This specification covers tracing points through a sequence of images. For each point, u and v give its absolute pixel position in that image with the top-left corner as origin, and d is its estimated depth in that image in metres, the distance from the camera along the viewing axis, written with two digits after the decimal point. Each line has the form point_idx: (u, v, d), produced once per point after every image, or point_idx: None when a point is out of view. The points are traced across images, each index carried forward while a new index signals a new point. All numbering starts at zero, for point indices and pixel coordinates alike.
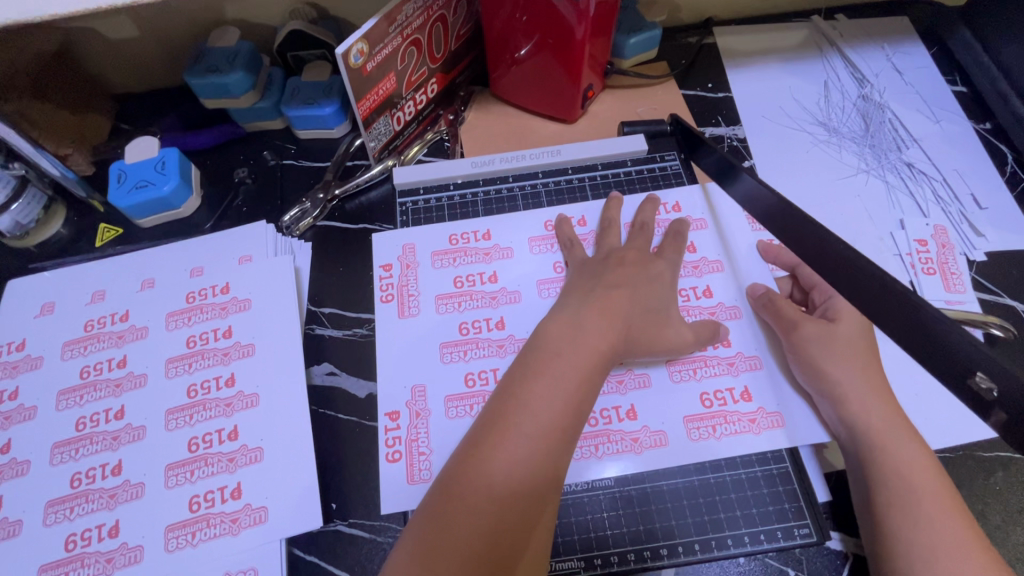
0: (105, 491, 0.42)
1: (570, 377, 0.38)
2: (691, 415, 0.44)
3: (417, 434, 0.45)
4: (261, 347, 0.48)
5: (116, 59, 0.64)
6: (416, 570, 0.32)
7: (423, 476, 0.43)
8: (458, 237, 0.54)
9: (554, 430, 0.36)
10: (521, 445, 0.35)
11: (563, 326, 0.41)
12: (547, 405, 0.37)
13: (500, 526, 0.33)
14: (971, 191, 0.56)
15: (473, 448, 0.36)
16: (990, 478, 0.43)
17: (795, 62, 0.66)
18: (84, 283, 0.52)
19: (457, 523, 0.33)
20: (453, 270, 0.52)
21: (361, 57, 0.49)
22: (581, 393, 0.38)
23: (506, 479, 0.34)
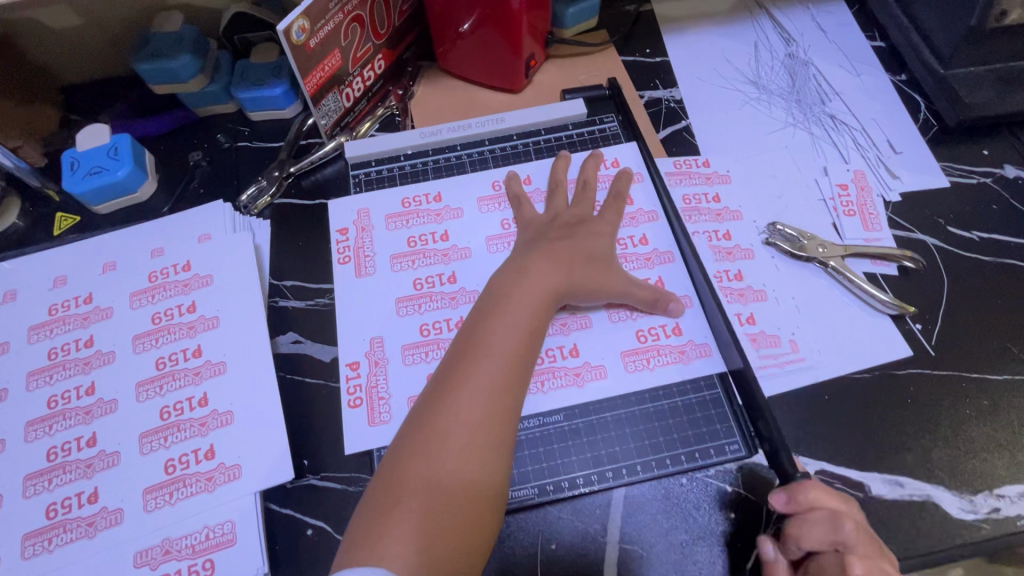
0: (82, 462, 0.44)
1: (502, 362, 0.40)
2: (627, 350, 0.48)
3: (377, 381, 0.48)
4: (225, 319, 0.50)
5: (58, 49, 0.64)
6: (402, 490, 0.35)
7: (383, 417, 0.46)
8: (411, 203, 0.56)
9: (489, 413, 0.38)
10: (484, 373, 0.39)
11: (494, 312, 0.43)
12: (496, 355, 0.40)
13: (454, 495, 0.35)
14: (888, 137, 0.61)
15: (430, 407, 0.39)
16: (902, 394, 0.48)
17: (727, 25, 0.70)
18: (44, 270, 0.53)
19: (413, 487, 0.35)
20: (406, 232, 0.55)
21: (303, 33, 0.50)
22: (515, 375, 0.40)
23: (444, 472, 0.36)
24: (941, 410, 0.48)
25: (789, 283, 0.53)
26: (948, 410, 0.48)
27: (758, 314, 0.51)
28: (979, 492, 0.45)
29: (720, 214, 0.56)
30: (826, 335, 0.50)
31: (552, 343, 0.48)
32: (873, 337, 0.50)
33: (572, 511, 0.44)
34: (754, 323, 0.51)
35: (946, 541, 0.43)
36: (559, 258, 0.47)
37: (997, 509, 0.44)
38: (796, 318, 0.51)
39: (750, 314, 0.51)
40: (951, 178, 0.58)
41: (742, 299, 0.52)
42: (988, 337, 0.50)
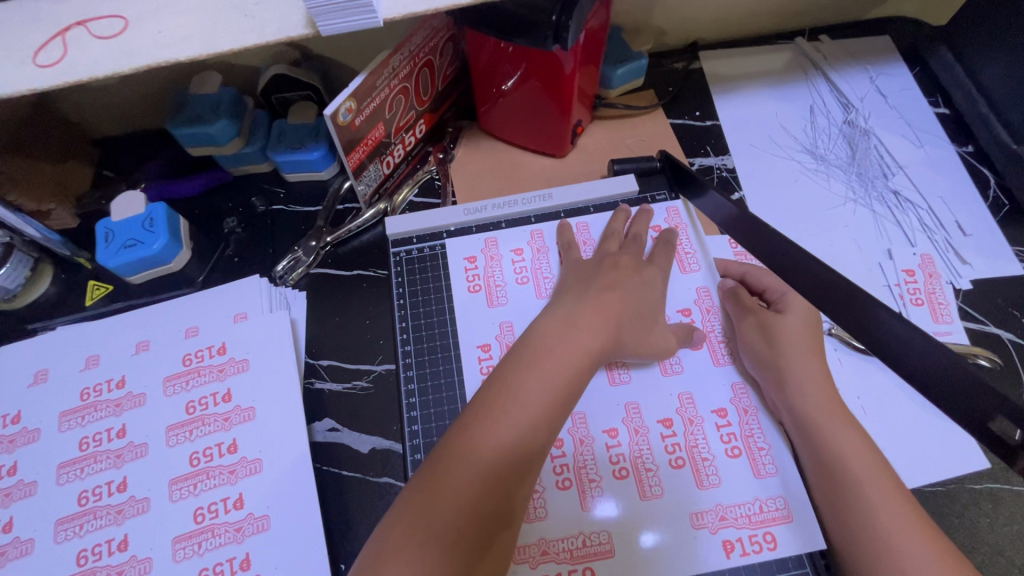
0: (114, 568, 0.42)
1: (523, 427, 0.38)
2: (682, 267, 0.54)
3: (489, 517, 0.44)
4: (261, 411, 0.48)
5: (94, 105, 0.62)
6: (419, 499, 0.35)
7: (712, 480, 0.44)
8: (471, 257, 0.55)
9: (506, 463, 0.37)
10: (529, 395, 0.39)
11: (538, 358, 0.41)
12: (543, 381, 0.39)
13: (473, 522, 0.35)
14: (955, 217, 0.58)
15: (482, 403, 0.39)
16: (973, 511, 0.46)
17: (781, 87, 0.67)
18: (75, 348, 0.51)
19: (436, 499, 0.35)
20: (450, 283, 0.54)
21: (350, 114, 0.48)
22: (545, 419, 0.39)
23: (452, 509, 0.35)
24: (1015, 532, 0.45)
25: (854, 382, 0.50)
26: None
27: None
28: None
29: None
30: (898, 444, 0.47)
31: (602, 435, 0.46)
32: (945, 448, 0.47)
33: None
34: None
35: None
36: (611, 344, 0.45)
37: None
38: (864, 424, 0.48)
39: None
40: None
41: None
42: None
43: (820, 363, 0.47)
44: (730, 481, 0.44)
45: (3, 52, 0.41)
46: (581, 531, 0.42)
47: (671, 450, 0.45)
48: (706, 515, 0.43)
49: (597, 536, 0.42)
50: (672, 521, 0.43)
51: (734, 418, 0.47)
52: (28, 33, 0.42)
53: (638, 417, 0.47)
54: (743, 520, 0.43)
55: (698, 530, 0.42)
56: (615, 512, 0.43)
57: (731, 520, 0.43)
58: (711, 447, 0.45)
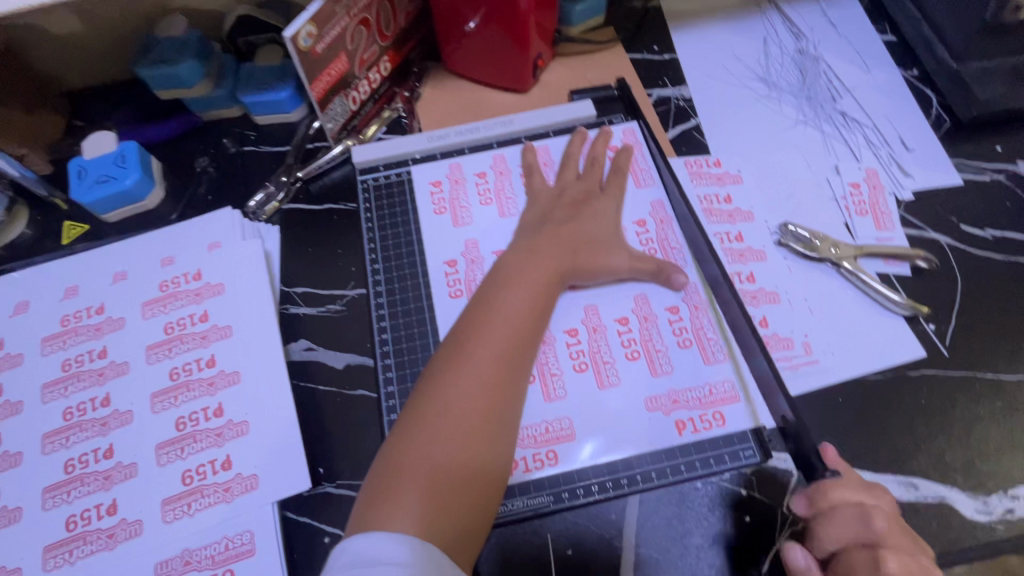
0: (100, 474, 0.44)
1: (511, 334, 0.42)
2: (636, 183, 0.57)
3: (526, 454, 0.45)
4: (237, 329, 0.50)
5: (64, 54, 0.63)
6: (426, 409, 0.38)
7: (666, 368, 0.48)
8: (436, 183, 0.57)
9: (501, 365, 0.40)
10: (512, 306, 0.43)
11: (513, 279, 0.45)
12: (521, 296, 0.44)
13: (478, 420, 0.38)
14: (899, 133, 0.60)
15: (471, 321, 0.43)
16: (918, 395, 0.48)
17: (737, 20, 0.69)
18: (55, 279, 0.53)
19: (443, 405, 0.38)
20: (418, 208, 0.57)
21: (310, 39, 0.50)
22: (527, 326, 0.43)
23: (458, 412, 0.38)
24: (952, 413, 0.47)
25: (802, 283, 0.52)
26: (963, 412, 0.47)
27: (771, 316, 0.51)
28: (993, 494, 0.45)
29: (732, 215, 0.56)
30: (840, 335, 0.50)
31: (563, 334, 0.49)
32: (881, 338, 0.50)
33: (589, 517, 0.44)
34: (767, 325, 0.50)
35: (962, 541, 0.43)
36: (563, 243, 0.49)
37: (1010, 511, 0.44)
38: (810, 321, 0.51)
39: (763, 316, 0.51)
40: (964, 175, 0.58)
41: (757, 302, 0.51)
42: (1001, 340, 0.50)
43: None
44: (682, 368, 0.48)
45: None
46: (544, 418, 0.46)
47: (627, 344, 0.49)
48: (660, 399, 0.47)
49: (558, 423, 0.46)
50: (627, 409, 0.46)
51: (686, 314, 0.50)
52: None
53: (596, 317, 0.50)
54: (693, 403, 0.47)
55: (652, 412, 0.46)
56: (577, 401, 0.47)
57: (683, 402, 0.47)
58: (665, 342, 0.49)
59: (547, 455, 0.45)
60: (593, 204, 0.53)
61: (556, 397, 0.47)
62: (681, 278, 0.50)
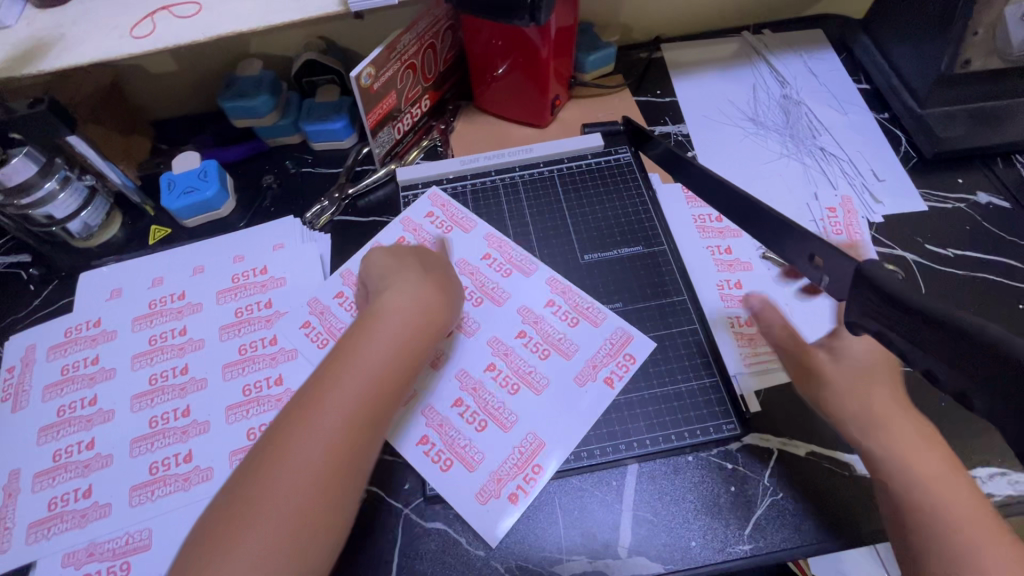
0: (179, 428, 0.52)
1: (381, 366, 0.43)
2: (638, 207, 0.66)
3: (456, 437, 0.52)
4: (296, 315, 0.59)
5: (158, 89, 0.76)
6: (290, 441, 0.38)
7: (570, 349, 0.56)
8: (316, 299, 0.59)
9: (371, 397, 0.41)
10: (380, 342, 0.44)
11: (379, 313, 0.46)
12: (386, 329, 0.44)
13: (340, 456, 0.39)
14: (872, 167, 0.69)
15: (347, 348, 0.43)
16: None
17: (729, 70, 0.79)
18: (145, 271, 0.62)
19: (305, 439, 0.38)
20: (328, 298, 0.59)
21: (369, 78, 0.61)
22: (398, 358, 0.44)
23: (323, 442, 0.38)
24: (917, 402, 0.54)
25: (784, 291, 0.60)
26: (927, 403, 0.54)
27: None
28: None
29: (723, 231, 0.64)
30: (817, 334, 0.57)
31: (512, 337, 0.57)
32: None
33: (594, 480, 0.51)
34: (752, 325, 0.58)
35: None
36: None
37: None
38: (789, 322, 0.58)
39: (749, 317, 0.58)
40: (929, 203, 0.66)
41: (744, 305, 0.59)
42: None
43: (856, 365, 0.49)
44: (670, 356, 0.56)
45: (109, 27, 0.55)
46: (558, 398, 0.53)
47: (563, 319, 0.58)
48: (583, 372, 0.55)
49: (528, 440, 0.51)
50: (582, 365, 0.55)
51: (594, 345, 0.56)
52: (125, 14, 0.56)
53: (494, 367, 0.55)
54: (681, 381, 0.55)
55: (581, 385, 0.54)
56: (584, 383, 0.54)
57: (599, 365, 0.55)
58: (603, 363, 0.55)
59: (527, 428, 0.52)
60: None
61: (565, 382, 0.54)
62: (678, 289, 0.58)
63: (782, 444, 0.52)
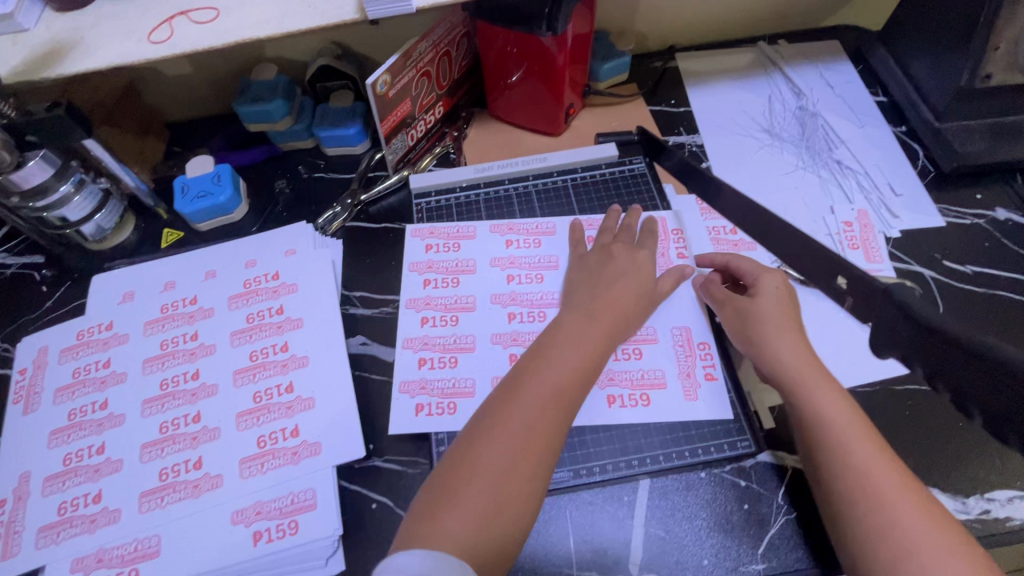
0: (189, 434, 0.52)
1: (572, 372, 0.47)
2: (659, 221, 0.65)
3: (627, 375, 0.54)
4: (308, 321, 0.58)
5: (172, 92, 0.76)
6: (486, 435, 0.43)
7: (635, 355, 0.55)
8: (411, 337, 0.58)
9: (563, 399, 0.45)
10: (566, 354, 0.48)
11: (567, 328, 0.50)
12: (573, 344, 0.48)
13: (532, 449, 0.42)
14: (889, 181, 0.68)
15: (533, 357, 0.48)
16: (902, 405, 0.54)
17: (745, 80, 0.79)
18: (157, 275, 0.62)
19: (498, 435, 0.43)
20: (419, 332, 0.58)
21: (385, 86, 0.61)
22: (589, 365, 0.47)
23: (516, 437, 0.42)
24: (934, 422, 0.53)
25: (798, 306, 0.59)
26: (943, 422, 0.53)
27: None
28: (972, 496, 0.50)
29: (737, 244, 0.64)
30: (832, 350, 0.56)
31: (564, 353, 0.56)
32: (869, 357, 0.56)
33: (604, 495, 0.51)
34: None
35: None
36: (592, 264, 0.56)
37: (988, 511, 0.49)
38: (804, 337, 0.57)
39: None
40: (947, 219, 0.65)
41: None
42: None
43: (796, 333, 0.51)
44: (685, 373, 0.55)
45: (127, 32, 0.55)
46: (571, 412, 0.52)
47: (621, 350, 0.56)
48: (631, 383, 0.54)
49: (652, 372, 0.55)
50: (623, 370, 0.55)
51: (672, 359, 0.55)
52: (143, 20, 0.56)
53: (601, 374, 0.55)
54: (694, 397, 0.54)
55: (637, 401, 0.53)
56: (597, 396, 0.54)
57: (616, 380, 0.54)
58: (694, 369, 0.55)
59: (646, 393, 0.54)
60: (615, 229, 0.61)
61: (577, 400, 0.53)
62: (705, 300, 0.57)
63: (794, 462, 0.51)
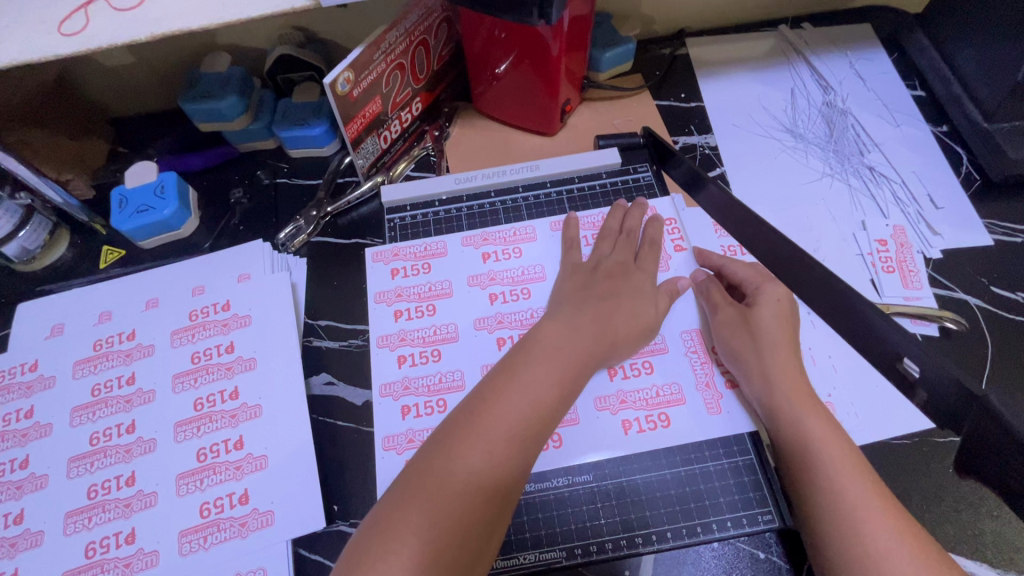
0: (121, 501, 0.45)
1: (536, 406, 0.40)
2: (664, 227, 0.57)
3: (638, 400, 0.48)
4: (262, 361, 0.51)
5: (112, 85, 0.66)
6: (426, 479, 0.37)
7: (645, 367, 0.49)
8: (388, 383, 0.50)
9: (524, 438, 0.39)
10: (531, 382, 0.41)
11: (535, 348, 0.44)
12: (544, 369, 0.42)
13: (480, 499, 0.36)
14: (928, 190, 0.60)
15: (497, 381, 0.42)
16: (944, 462, 0.47)
17: (765, 71, 0.70)
18: (90, 304, 0.54)
19: (441, 481, 0.36)
20: (398, 374, 0.50)
21: (348, 84, 0.52)
22: (557, 397, 0.41)
23: (463, 483, 0.36)
24: None
25: (828, 342, 0.52)
26: None
27: None
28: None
29: None
30: (864, 395, 0.49)
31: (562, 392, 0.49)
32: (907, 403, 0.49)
33: (603, 574, 0.43)
34: None
35: None
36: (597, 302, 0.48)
37: None
38: (834, 380, 0.50)
39: None
40: (994, 236, 0.57)
41: None
42: None
43: (792, 355, 0.46)
44: (698, 422, 0.47)
45: (32, 21, 0.45)
46: (565, 472, 0.46)
47: (633, 366, 0.50)
48: (644, 394, 0.48)
49: (667, 388, 0.49)
50: (636, 390, 0.48)
51: (688, 369, 0.50)
52: (53, 6, 0.46)
53: (611, 397, 0.48)
54: (708, 460, 0.46)
55: (656, 417, 0.47)
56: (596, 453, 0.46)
57: (630, 403, 0.48)
58: (713, 378, 0.49)
59: (662, 415, 0.47)
60: (617, 254, 0.53)
61: (570, 458, 0.46)
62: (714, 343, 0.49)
63: None
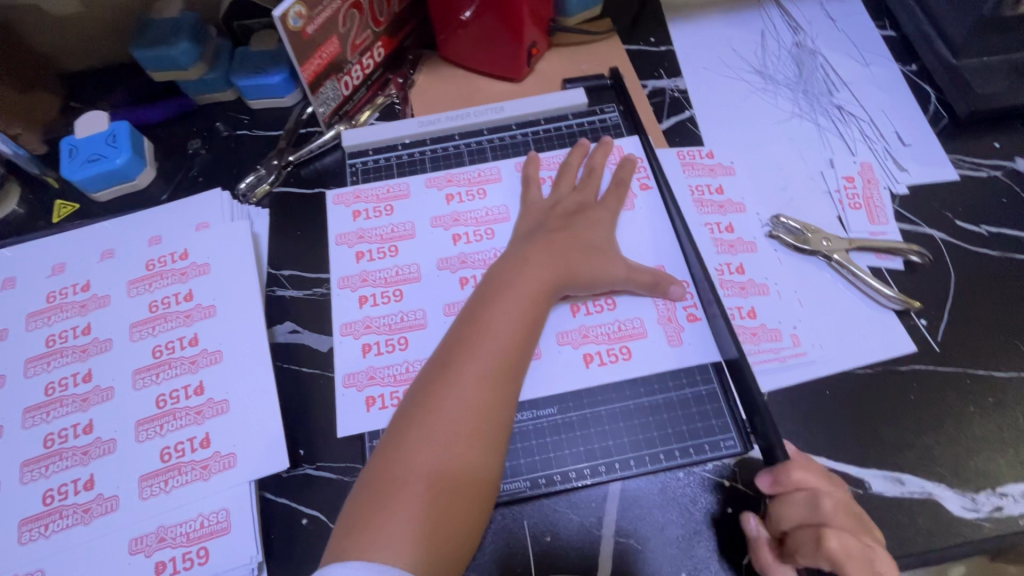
0: (79, 448, 0.44)
1: (503, 349, 0.41)
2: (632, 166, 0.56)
3: (602, 333, 0.48)
4: (221, 309, 0.50)
5: (59, 37, 0.63)
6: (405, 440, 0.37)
7: (608, 303, 0.49)
8: (349, 323, 0.49)
9: (495, 381, 0.39)
10: (498, 327, 0.41)
11: (497, 295, 0.44)
12: (508, 314, 0.42)
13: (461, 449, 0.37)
14: (896, 129, 0.60)
15: (464, 331, 0.42)
16: (905, 390, 0.47)
17: (735, 14, 0.68)
18: (42, 257, 0.53)
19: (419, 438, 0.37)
20: (361, 313, 0.50)
21: (300, 19, 0.50)
22: (521, 338, 0.42)
23: (442, 437, 0.37)
24: (942, 409, 0.46)
25: (793, 276, 0.52)
26: (949, 408, 0.46)
27: (760, 307, 0.50)
28: (982, 491, 0.44)
29: (724, 205, 0.55)
30: (828, 326, 0.49)
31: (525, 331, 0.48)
32: (870, 333, 0.49)
33: (568, 504, 0.43)
34: (754, 317, 0.50)
35: (947, 540, 0.42)
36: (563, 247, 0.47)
37: (999, 508, 0.43)
38: (799, 314, 0.50)
39: (751, 308, 0.50)
40: (960, 171, 0.57)
41: (745, 293, 0.51)
42: (993, 336, 0.49)
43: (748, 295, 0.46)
44: (662, 355, 0.47)
45: None
46: (531, 407, 0.46)
47: (597, 302, 0.49)
48: (608, 328, 0.48)
49: (631, 322, 0.49)
50: (600, 324, 0.48)
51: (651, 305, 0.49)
52: None
53: (573, 331, 0.48)
54: (671, 389, 0.46)
55: (620, 351, 0.47)
56: (562, 388, 0.46)
57: (593, 336, 0.48)
58: (675, 312, 0.49)
59: (625, 349, 0.47)
60: (582, 193, 0.52)
61: (535, 391, 0.46)
62: (678, 289, 0.48)
63: None
